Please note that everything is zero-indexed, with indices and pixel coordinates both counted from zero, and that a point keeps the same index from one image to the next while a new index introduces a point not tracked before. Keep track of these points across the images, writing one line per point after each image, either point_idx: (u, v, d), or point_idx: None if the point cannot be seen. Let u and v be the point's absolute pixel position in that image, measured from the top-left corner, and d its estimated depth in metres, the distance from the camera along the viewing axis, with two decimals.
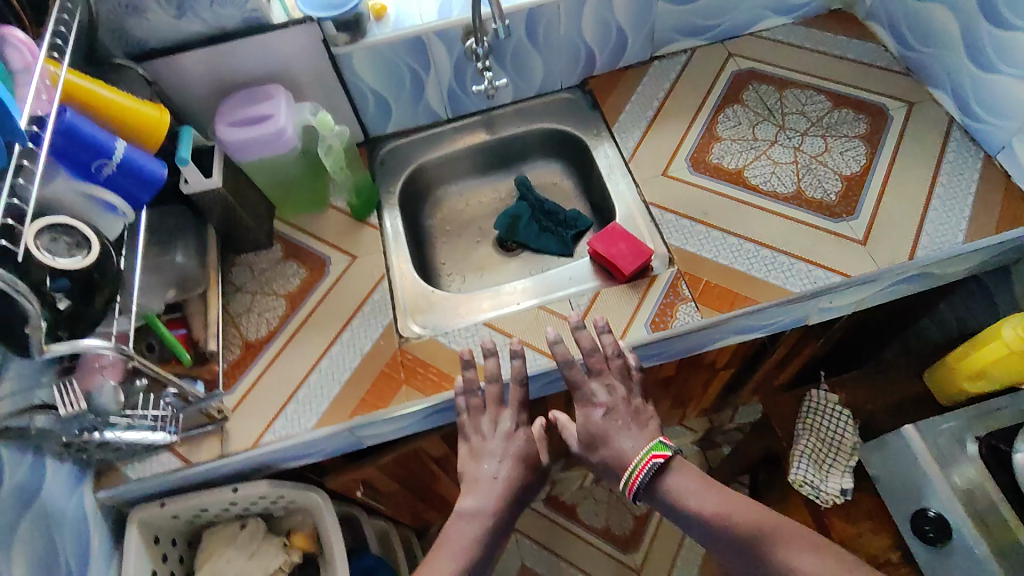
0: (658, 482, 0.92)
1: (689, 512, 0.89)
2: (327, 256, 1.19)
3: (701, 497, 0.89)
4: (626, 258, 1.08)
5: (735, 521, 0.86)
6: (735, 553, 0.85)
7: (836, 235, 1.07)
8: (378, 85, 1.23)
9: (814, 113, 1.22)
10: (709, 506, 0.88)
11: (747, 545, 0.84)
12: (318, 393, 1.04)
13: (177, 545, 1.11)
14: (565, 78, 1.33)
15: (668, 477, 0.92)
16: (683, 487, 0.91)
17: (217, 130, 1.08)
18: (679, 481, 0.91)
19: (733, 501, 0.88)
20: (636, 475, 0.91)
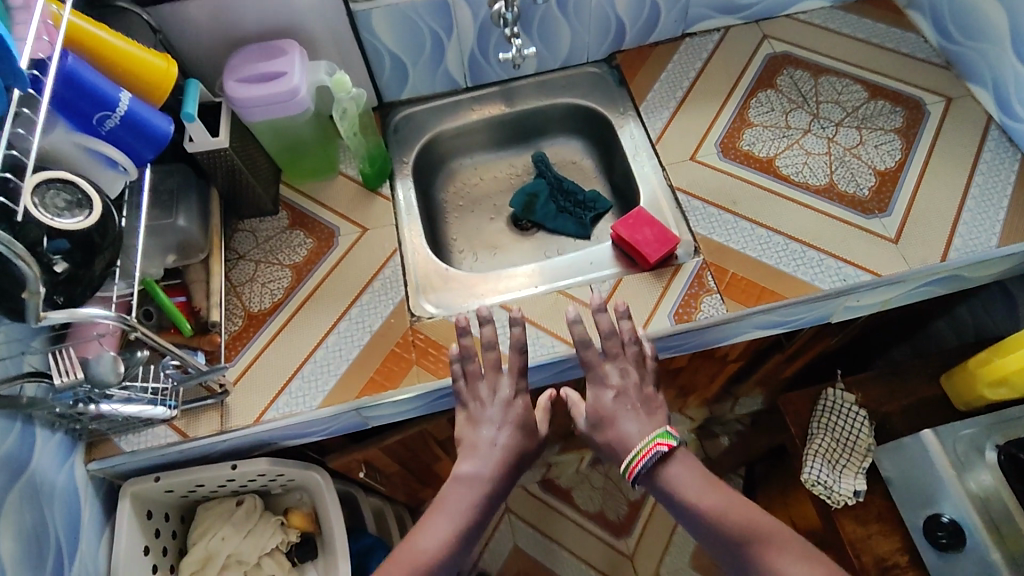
0: (658, 473, 0.85)
1: (687, 508, 0.82)
2: (335, 226, 1.15)
3: (701, 494, 0.82)
4: (650, 245, 1.04)
5: (733, 524, 0.79)
6: (727, 556, 0.79)
7: (868, 231, 1.04)
8: (396, 48, 1.17)
9: (849, 102, 1.17)
10: (707, 504, 0.81)
11: (741, 550, 0.78)
12: (325, 370, 1.00)
13: (170, 520, 1.07)
14: (591, 51, 1.27)
15: (670, 466, 0.85)
16: (683, 480, 0.84)
17: (225, 85, 1.00)
18: (681, 473, 0.84)
19: (734, 502, 0.81)
20: (637, 462, 0.85)
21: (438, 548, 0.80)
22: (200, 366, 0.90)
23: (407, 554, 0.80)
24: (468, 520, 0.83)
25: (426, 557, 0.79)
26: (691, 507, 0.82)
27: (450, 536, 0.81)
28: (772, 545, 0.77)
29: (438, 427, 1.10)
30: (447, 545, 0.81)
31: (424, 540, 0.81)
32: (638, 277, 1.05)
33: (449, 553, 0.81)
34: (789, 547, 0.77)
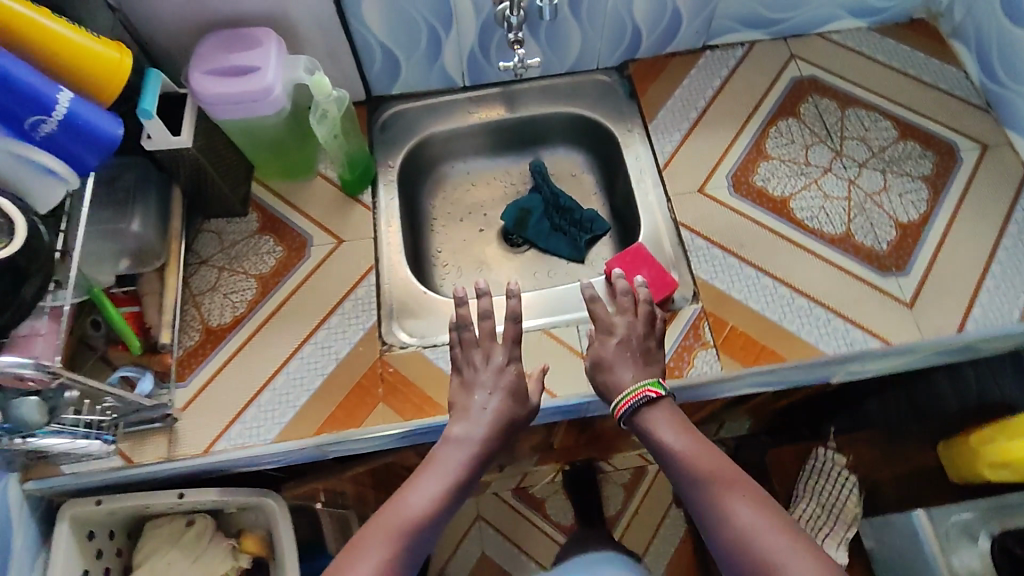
0: (640, 417, 0.82)
1: (661, 451, 0.79)
2: (309, 234, 1.05)
3: (674, 437, 0.79)
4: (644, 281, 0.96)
5: (695, 466, 0.76)
6: (689, 494, 0.77)
7: (882, 292, 0.96)
8: (388, 40, 1.06)
9: (877, 141, 1.08)
10: (676, 447, 0.78)
11: (698, 489, 0.75)
12: (284, 399, 0.94)
13: (114, 537, 1.01)
14: (603, 57, 1.17)
15: (651, 410, 0.82)
16: (660, 424, 0.80)
17: (192, 78, 0.89)
18: (659, 416, 0.81)
19: (701, 445, 0.78)
20: (625, 403, 0.82)
21: (429, 505, 0.76)
22: (143, 401, 0.89)
23: (390, 511, 0.75)
24: (460, 478, 0.80)
25: (414, 514, 0.75)
26: (664, 451, 0.79)
27: (441, 492, 0.77)
28: (728, 484, 0.74)
29: (405, 459, 1.03)
30: (437, 504, 0.77)
31: (413, 494, 0.77)
32: None
33: (439, 510, 0.77)
34: (746, 488, 0.74)
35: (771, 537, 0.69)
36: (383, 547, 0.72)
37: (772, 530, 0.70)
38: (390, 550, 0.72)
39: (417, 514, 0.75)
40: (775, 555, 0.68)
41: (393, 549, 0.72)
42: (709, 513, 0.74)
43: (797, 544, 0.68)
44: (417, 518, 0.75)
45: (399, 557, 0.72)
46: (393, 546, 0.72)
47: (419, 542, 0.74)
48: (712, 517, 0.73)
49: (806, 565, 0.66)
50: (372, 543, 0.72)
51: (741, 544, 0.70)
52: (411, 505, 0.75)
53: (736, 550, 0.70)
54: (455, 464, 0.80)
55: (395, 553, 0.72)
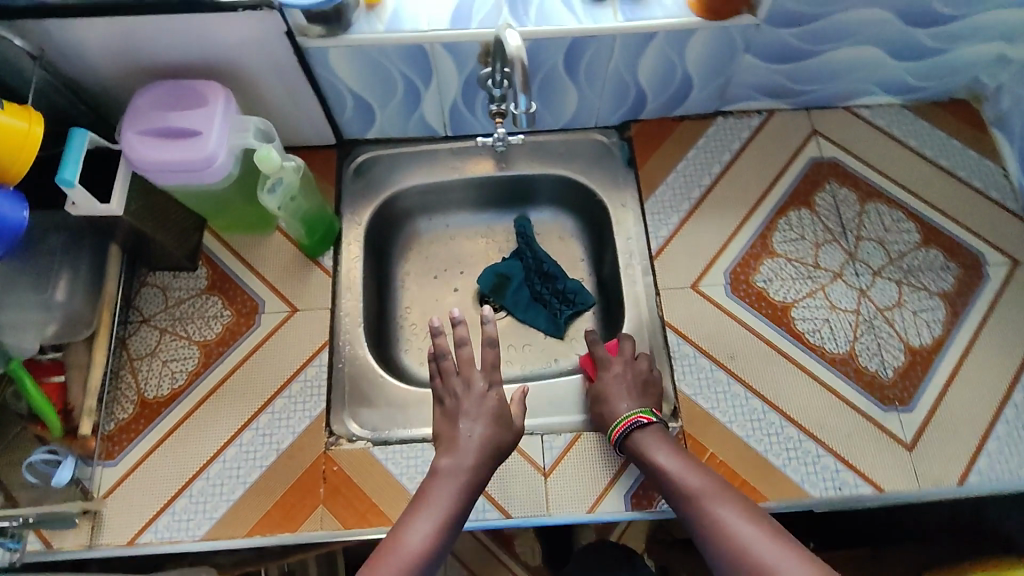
0: (631, 443, 0.83)
1: (653, 475, 0.79)
2: (262, 299, 0.96)
3: (663, 459, 0.79)
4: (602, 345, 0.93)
5: (683, 487, 0.76)
6: (681, 514, 0.76)
7: (882, 429, 0.88)
8: (359, 88, 0.94)
9: (895, 246, 0.97)
10: (667, 469, 0.78)
11: (688, 509, 0.75)
12: (219, 492, 0.87)
13: None
14: (602, 116, 1.04)
15: (640, 434, 0.82)
16: (649, 449, 0.81)
17: (123, 137, 0.78)
18: (649, 439, 0.82)
19: (687, 465, 0.78)
20: (619, 430, 0.83)
21: (428, 544, 0.71)
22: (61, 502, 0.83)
23: (395, 546, 0.71)
24: (455, 516, 0.75)
25: (414, 555, 0.70)
26: (655, 474, 0.79)
27: (436, 531, 0.73)
28: (716, 499, 0.74)
29: None
30: (436, 544, 0.72)
31: (415, 533, 0.72)
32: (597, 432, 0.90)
33: (438, 550, 0.72)
34: (733, 502, 0.74)
35: (768, 548, 0.69)
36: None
37: (766, 542, 0.69)
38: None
39: (417, 555, 0.70)
40: (777, 563, 0.67)
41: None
42: (701, 532, 0.73)
43: (797, 557, 0.68)
44: (419, 559, 0.70)
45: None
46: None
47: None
48: (705, 534, 0.73)
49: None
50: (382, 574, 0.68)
51: (737, 559, 0.69)
52: (411, 545, 0.71)
53: (734, 565, 0.69)
54: (449, 497, 0.76)
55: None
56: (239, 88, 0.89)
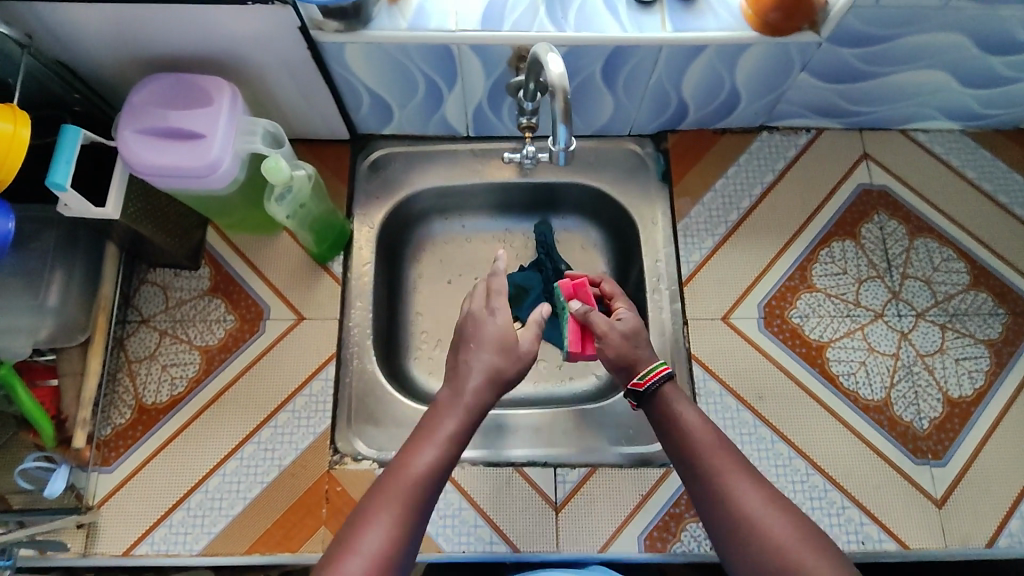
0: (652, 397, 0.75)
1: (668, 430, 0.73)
2: (267, 304, 0.92)
3: (686, 414, 0.72)
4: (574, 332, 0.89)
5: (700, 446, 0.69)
6: (688, 473, 0.70)
7: (911, 483, 0.84)
8: (379, 86, 0.87)
9: (941, 286, 0.92)
10: (688, 424, 0.71)
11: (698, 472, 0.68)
12: (217, 507, 0.84)
13: None
14: (637, 124, 0.97)
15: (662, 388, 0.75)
16: (671, 402, 0.74)
17: (120, 136, 0.72)
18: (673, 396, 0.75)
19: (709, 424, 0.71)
20: (647, 380, 0.74)
21: (433, 469, 0.65)
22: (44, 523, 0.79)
23: (398, 471, 0.64)
24: (461, 440, 0.69)
25: (419, 478, 0.64)
26: (671, 429, 0.72)
27: (442, 456, 0.66)
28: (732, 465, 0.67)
29: None
30: (441, 471, 0.66)
31: (421, 457, 0.65)
32: (614, 468, 0.86)
33: (443, 475, 0.66)
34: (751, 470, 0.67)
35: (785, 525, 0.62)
36: (392, 509, 0.61)
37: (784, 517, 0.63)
38: (400, 515, 0.61)
39: (423, 478, 0.64)
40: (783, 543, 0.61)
41: (401, 516, 0.61)
42: (712, 496, 0.67)
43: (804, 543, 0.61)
44: (426, 484, 0.64)
45: (410, 527, 0.61)
46: (405, 517, 0.62)
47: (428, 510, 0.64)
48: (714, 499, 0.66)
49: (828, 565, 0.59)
50: (383, 502, 0.62)
51: (747, 533, 0.63)
52: (415, 468, 0.65)
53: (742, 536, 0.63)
54: (456, 419, 0.69)
55: (404, 523, 0.61)
56: (249, 82, 0.83)
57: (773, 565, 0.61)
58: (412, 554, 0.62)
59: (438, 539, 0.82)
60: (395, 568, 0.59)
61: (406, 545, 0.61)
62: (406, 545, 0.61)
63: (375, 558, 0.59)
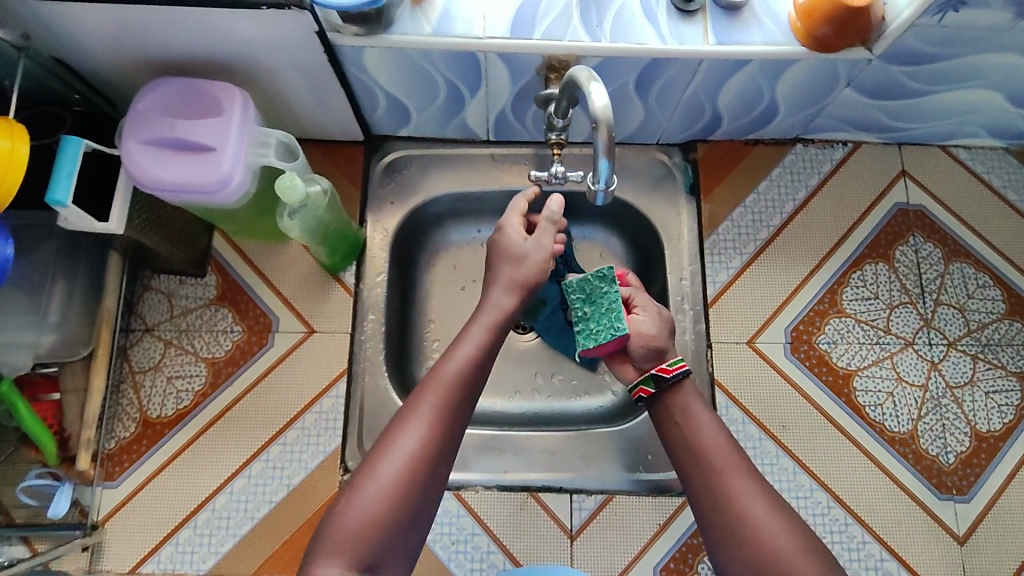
0: (662, 404, 0.75)
1: (677, 432, 0.73)
2: (276, 316, 0.88)
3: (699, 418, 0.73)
4: (595, 331, 0.80)
5: (710, 447, 0.70)
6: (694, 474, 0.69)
7: (934, 518, 0.83)
8: (398, 89, 0.82)
9: (975, 314, 0.89)
10: (700, 429, 0.72)
11: (701, 470, 0.69)
12: (224, 526, 0.82)
13: None
14: (667, 134, 0.92)
15: (674, 395, 0.75)
16: (686, 409, 0.74)
17: (123, 146, 0.67)
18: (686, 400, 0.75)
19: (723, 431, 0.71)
20: (677, 368, 0.75)
21: (466, 368, 0.68)
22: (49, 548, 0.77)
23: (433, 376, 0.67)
24: (491, 340, 0.71)
25: (454, 378, 0.67)
26: (679, 431, 0.73)
27: (474, 353, 0.69)
28: (738, 469, 0.68)
29: None
30: (478, 368, 0.69)
31: (452, 362, 0.68)
32: (632, 496, 0.84)
33: (481, 370, 0.69)
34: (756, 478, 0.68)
35: (789, 542, 0.62)
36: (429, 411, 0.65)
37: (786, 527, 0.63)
38: (436, 416, 0.65)
39: (456, 379, 0.67)
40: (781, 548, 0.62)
41: (437, 418, 0.65)
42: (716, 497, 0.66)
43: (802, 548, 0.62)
44: (460, 381, 0.67)
45: (446, 424, 0.65)
46: (442, 416, 0.65)
47: (468, 404, 0.67)
48: (713, 498, 0.66)
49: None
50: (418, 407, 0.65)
51: (742, 533, 0.63)
52: (448, 371, 0.67)
53: (736, 538, 0.64)
54: (485, 325, 0.71)
55: (440, 424, 0.65)
56: (260, 86, 0.77)
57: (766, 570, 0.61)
58: (455, 445, 0.66)
59: (450, 564, 0.81)
60: (438, 463, 0.64)
61: (446, 442, 0.64)
62: (446, 442, 0.64)
63: (414, 458, 0.63)
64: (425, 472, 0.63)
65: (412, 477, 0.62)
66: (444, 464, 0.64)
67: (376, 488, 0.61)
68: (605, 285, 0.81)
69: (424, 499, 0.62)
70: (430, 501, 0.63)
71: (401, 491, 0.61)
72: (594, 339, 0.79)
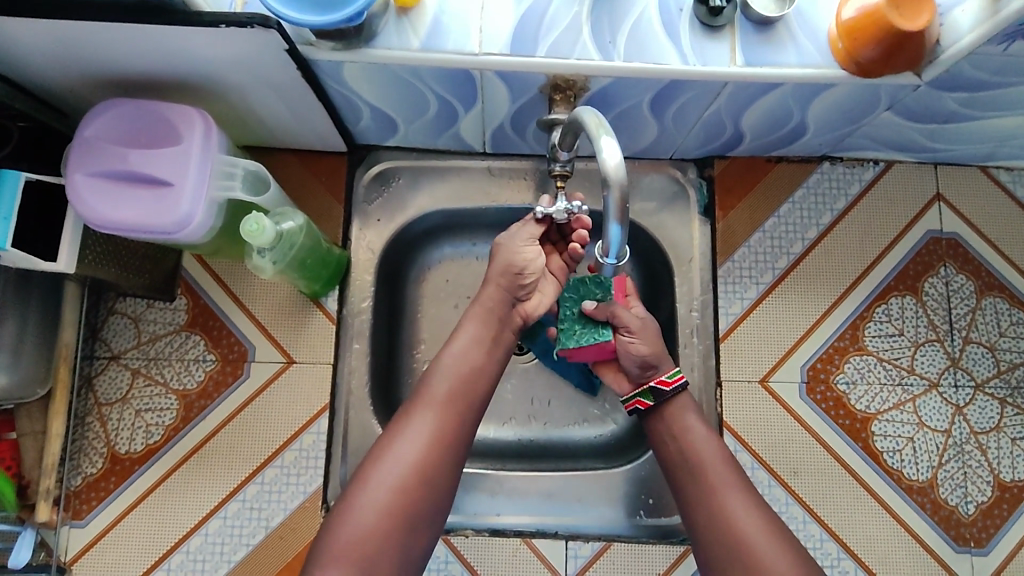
0: (660, 419, 0.70)
1: (672, 447, 0.68)
2: (252, 344, 0.82)
3: (696, 431, 0.68)
4: (577, 331, 0.72)
5: (706, 463, 0.66)
6: (688, 487, 0.65)
7: (949, 572, 0.78)
8: (383, 103, 0.73)
9: (1006, 353, 0.83)
10: (697, 443, 0.67)
11: (695, 487, 0.65)
12: (199, 569, 0.77)
13: None
14: (681, 150, 0.84)
15: (672, 408, 0.70)
16: (682, 422, 0.69)
17: (69, 180, 0.59)
18: (682, 409, 0.70)
19: (719, 444, 0.67)
20: (677, 379, 0.70)
21: (467, 369, 0.67)
22: None
23: (431, 376, 0.66)
24: (489, 338, 0.69)
25: (453, 382, 0.66)
26: (675, 446, 0.68)
27: (475, 350, 0.68)
28: (735, 486, 0.64)
29: None
30: (478, 368, 0.68)
31: (450, 360, 0.67)
32: (630, 542, 0.80)
33: (484, 373, 0.68)
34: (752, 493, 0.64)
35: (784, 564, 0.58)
36: (429, 411, 0.64)
37: (783, 547, 0.60)
38: (437, 417, 0.64)
39: (459, 379, 0.66)
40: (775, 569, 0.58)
41: (437, 418, 0.64)
42: (710, 515, 0.63)
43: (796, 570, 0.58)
44: (460, 380, 0.66)
45: (445, 430, 0.64)
46: (444, 417, 0.64)
47: (472, 405, 0.66)
48: (710, 516, 0.63)
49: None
50: (417, 408, 0.64)
51: (737, 556, 0.60)
52: (447, 369, 0.66)
53: (732, 559, 0.60)
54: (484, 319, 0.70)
55: (442, 425, 0.64)
56: (226, 101, 0.68)
57: None
58: (461, 449, 0.64)
59: None
60: (440, 465, 0.62)
61: (448, 442, 0.63)
62: (448, 443, 0.63)
63: (415, 461, 0.61)
64: (428, 477, 0.61)
65: (413, 482, 0.61)
66: (446, 467, 0.63)
67: (376, 492, 0.60)
68: (601, 292, 0.72)
69: (427, 501, 0.61)
70: (435, 504, 0.62)
71: (403, 495, 0.60)
72: (575, 341, 0.71)
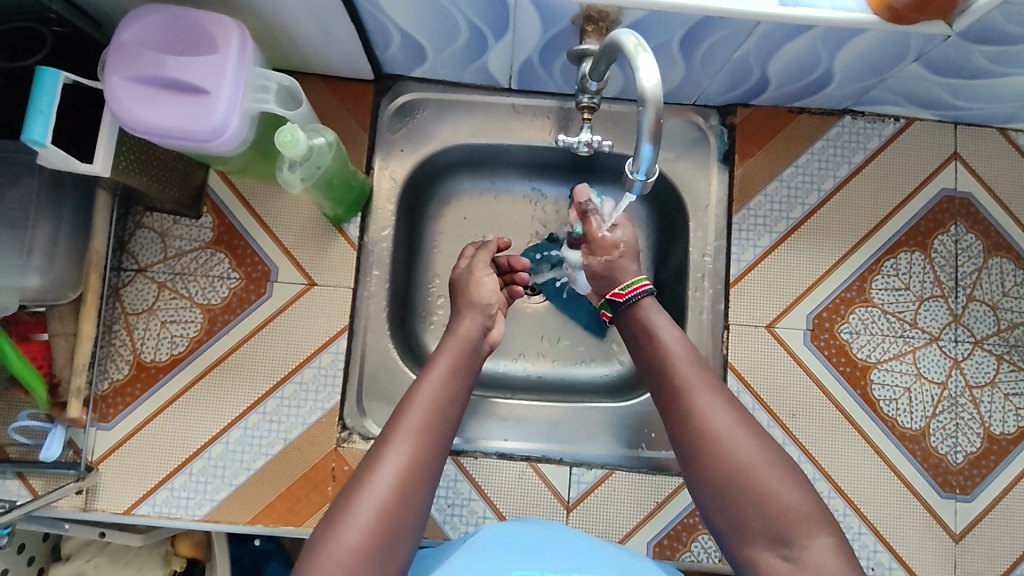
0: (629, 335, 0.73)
1: (645, 356, 0.70)
2: (275, 265, 0.84)
3: (666, 337, 0.70)
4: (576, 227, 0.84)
5: (676, 363, 0.68)
6: (663, 396, 0.68)
7: (934, 517, 0.82)
8: (414, 28, 0.73)
9: (1007, 312, 0.85)
10: (667, 345, 0.69)
11: (671, 391, 0.67)
12: (220, 474, 0.80)
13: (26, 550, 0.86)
14: (706, 95, 0.85)
15: (636, 313, 0.73)
16: (647, 326, 0.72)
17: (107, 83, 0.60)
18: (663, 319, 0.72)
19: (693, 351, 0.69)
20: (629, 291, 0.74)
21: (440, 400, 0.66)
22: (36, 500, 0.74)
23: (409, 406, 0.65)
24: (459, 369, 0.70)
25: (428, 410, 0.65)
26: (649, 353, 0.70)
27: (447, 379, 0.68)
28: (702, 387, 0.66)
29: None
30: (450, 398, 0.67)
31: (429, 392, 0.66)
32: (631, 471, 0.83)
33: (452, 402, 0.67)
34: (721, 393, 0.66)
35: (755, 453, 0.61)
36: (408, 443, 0.62)
37: (749, 437, 0.62)
38: (416, 449, 0.62)
39: (434, 409, 0.65)
40: (748, 458, 0.61)
41: (417, 446, 0.62)
42: (680, 422, 0.65)
43: (771, 461, 0.61)
44: (437, 410, 0.65)
45: (422, 460, 0.61)
46: (422, 447, 0.62)
47: (446, 433, 0.65)
48: (681, 417, 0.65)
49: (820, 535, 0.57)
50: (394, 437, 0.62)
51: (706, 456, 0.62)
52: (424, 400, 0.65)
53: (699, 455, 0.62)
54: (455, 351, 0.71)
55: (420, 451, 0.62)
56: (262, 19, 0.69)
57: (733, 483, 0.60)
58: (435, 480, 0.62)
59: (444, 526, 0.80)
60: (418, 495, 0.60)
61: (424, 469, 0.61)
62: (425, 468, 0.61)
63: (397, 485, 0.59)
64: (409, 504, 0.59)
65: (395, 508, 0.58)
66: (422, 495, 0.61)
67: (358, 516, 0.57)
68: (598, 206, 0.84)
69: (407, 526, 0.59)
70: (412, 527, 0.59)
71: (385, 522, 0.58)
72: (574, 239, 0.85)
